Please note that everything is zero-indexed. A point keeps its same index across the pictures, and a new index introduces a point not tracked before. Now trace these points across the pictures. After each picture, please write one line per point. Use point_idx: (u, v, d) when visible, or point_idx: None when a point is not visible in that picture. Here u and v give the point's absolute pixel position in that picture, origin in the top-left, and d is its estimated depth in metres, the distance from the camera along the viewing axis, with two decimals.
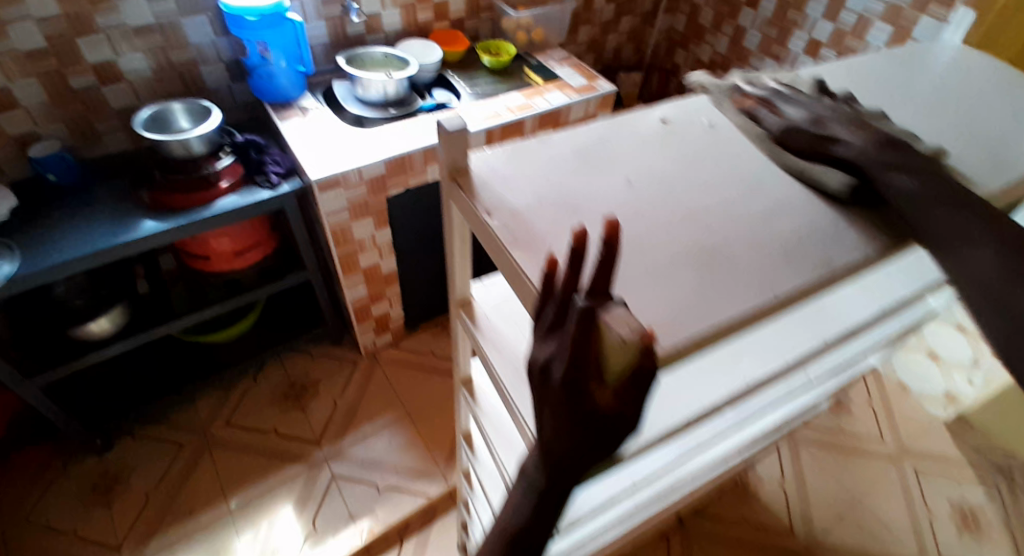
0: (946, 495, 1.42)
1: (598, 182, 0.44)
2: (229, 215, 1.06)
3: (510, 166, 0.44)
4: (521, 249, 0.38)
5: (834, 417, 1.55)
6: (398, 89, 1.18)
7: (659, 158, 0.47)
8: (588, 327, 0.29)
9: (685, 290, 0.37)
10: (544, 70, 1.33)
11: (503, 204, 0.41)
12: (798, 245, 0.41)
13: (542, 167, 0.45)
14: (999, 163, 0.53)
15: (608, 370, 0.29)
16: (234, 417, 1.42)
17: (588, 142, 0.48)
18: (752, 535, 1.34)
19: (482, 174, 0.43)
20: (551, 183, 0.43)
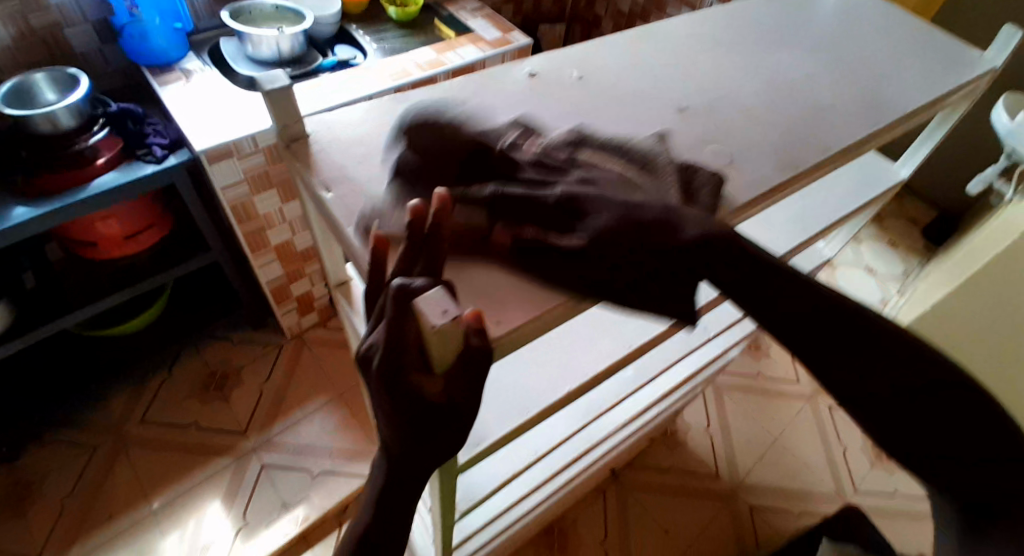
0: (860, 429, 1.52)
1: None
2: (111, 196, 0.96)
3: (354, 132, 0.40)
4: (358, 223, 0.34)
5: (757, 362, 1.62)
6: (293, 45, 1.09)
7: (524, 118, 0.44)
8: (405, 312, 0.26)
9: (539, 260, 0.34)
10: (455, 23, 1.27)
11: (346, 176, 0.37)
12: (665, 202, 0.39)
13: (392, 131, 0.41)
14: (873, 105, 0.53)
15: (434, 358, 0.26)
16: (150, 413, 1.33)
17: (447, 101, 0.44)
18: (681, 480, 1.40)
19: (322, 141, 0.39)
20: (401, 150, 0.39)
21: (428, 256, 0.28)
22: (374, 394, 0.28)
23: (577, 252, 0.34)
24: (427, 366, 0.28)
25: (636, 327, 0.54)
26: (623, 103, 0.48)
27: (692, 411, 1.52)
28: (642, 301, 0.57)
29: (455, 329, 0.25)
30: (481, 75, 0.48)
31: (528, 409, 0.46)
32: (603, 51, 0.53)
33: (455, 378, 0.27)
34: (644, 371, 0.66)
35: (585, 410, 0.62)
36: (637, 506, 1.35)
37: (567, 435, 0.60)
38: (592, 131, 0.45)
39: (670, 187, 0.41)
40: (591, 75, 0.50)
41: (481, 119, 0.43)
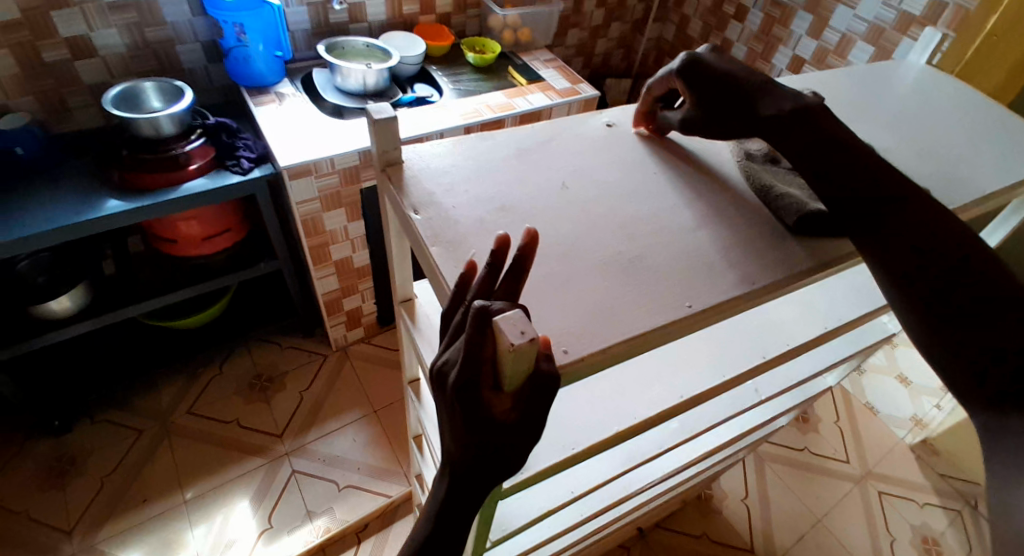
0: (910, 520, 1.41)
1: (533, 182, 0.43)
2: (196, 198, 1.04)
3: (442, 162, 0.43)
4: (442, 247, 0.36)
5: (801, 435, 1.55)
6: (378, 80, 1.18)
7: (600, 163, 0.46)
8: (482, 329, 0.27)
9: (602, 293, 0.35)
10: (528, 70, 1.33)
11: (432, 200, 0.39)
12: (738, 252, 0.40)
13: (477, 164, 0.43)
14: (952, 183, 0.52)
15: (506, 378, 0.27)
16: (196, 405, 1.39)
17: (528, 142, 0.46)
18: (712, 550, 1.33)
19: (413, 168, 0.42)
20: (486, 182, 0.42)
21: (510, 282, 0.30)
22: (441, 403, 0.30)
23: (643, 295, 0.35)
24: (496, 384, 0.29)
25: (688, 376, 0.53)
26: (695, 156, 0.49)
27: (730, 478, 1.45)
28: (695, 349, 0.57)
29: (530, 350, 0.26)
30: (563, 119, 0.51)
31: (576, 445, 0.46)
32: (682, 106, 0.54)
33: (523, 398, 0.29)
34: (690, 425, 0.65)
35: (624, 456, 0.62)
36: None
37: (605, 478, 0.59)
38: (663, 178, 0.46)
39: (740, 238, 0.41)
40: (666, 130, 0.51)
41: (558, 160, 0.45)
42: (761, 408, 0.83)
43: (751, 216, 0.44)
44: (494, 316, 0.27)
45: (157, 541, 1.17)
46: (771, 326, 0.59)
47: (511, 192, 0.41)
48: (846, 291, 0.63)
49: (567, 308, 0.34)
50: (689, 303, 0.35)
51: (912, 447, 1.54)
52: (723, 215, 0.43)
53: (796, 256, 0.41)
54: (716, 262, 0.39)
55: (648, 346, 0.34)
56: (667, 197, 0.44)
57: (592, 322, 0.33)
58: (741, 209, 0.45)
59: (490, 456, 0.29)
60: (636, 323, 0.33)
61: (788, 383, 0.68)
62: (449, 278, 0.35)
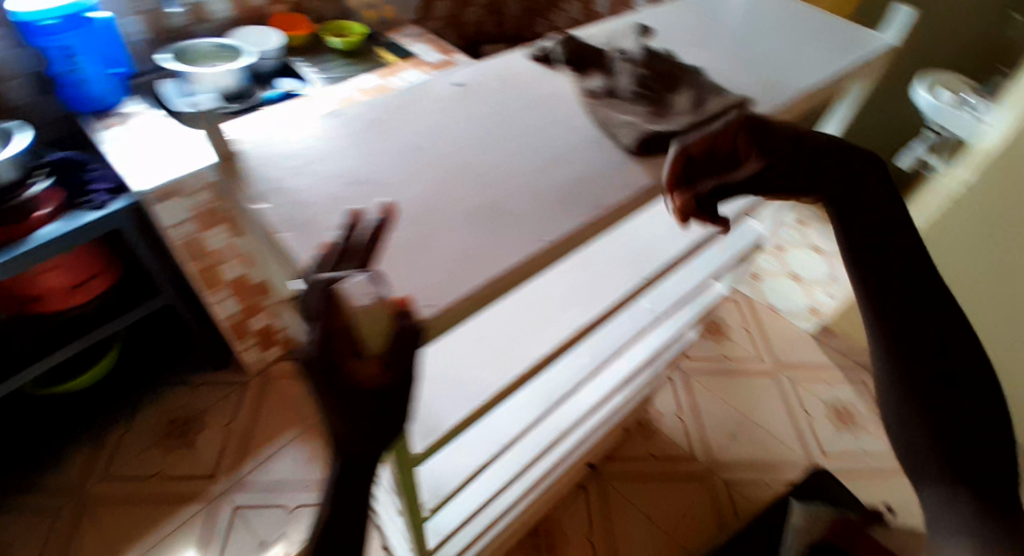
0: (823, 398, 1.59)
1: (382, 153, 0.42)
2: (56, 245, 0.93)
3: (283, 148, 0.41)
4: (293, 230, 0.35)
5: (719, 345, 1.69)
6: (231, 81, 1.09)
7: (450, 123, 0.46)
8: (329, 300, 0.28)
9: (460, 246, 0.36)
10: (396, 47, 1.31)
11: (277, 187, 0.38)
12: (584, 185, 0.42)
13: (321, 145, 0.42)
14: (773, 87, 0.58)
15: (366, 341, 0.28)
16: (112, 469, 1.28)
17: (376, 115, 0.46)
18: (661, 468, 1.43)
19: (253, 158, 0.40)
20: (332, 161, 0.41)
21: (355, 256, 0.30)
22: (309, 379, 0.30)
23: (500, 239, 0.36)
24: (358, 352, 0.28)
25: (580, 310, 0.56)
26: (543, 102, 0.50)
27: (664, 399, 1.56)
28: (586, 283, 0.60)
29: (381, 309, 0.28)
30: (410, 88, 0.50)
31: (482, 398, 0.48)
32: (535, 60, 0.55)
33: (388, 359, 0.28)
34: (598, 355, 0.69)
35: (544, 398, 0.64)
36: (617, 496, 1.38)
37: (528, 423, 0.62)
38: (511, 128, 0.47)
39: (585, 171, 0.43)
40: (516, 81, 0.52)
41: (405, 127, 0.45)
42: (665, 326, 0.89)
43: (597, 144, 0.46)
44: (338, 286, 0.29)
45: None
46: (643, 244, 0.64)
47: (359, 167, 0.41)
48: (711, 202, 0.69)
49: (427, 265, 0.34)
50: (545, 238, 0.37)
51: (813, 334, 1.73)
52: (573, 149, 0.45)
53: (644, 170, 0.44)
54: (570, 195, 0.41)
55: (510, 288, 0.35)
56: (515, 143, 0.45)
57: (452, 272, 0.34)
58: (586, 138, 0.46)
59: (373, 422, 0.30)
60: (493, 269, 0.34)
61: (680, 297, 0.74)
62: (304, 259, 0.34)
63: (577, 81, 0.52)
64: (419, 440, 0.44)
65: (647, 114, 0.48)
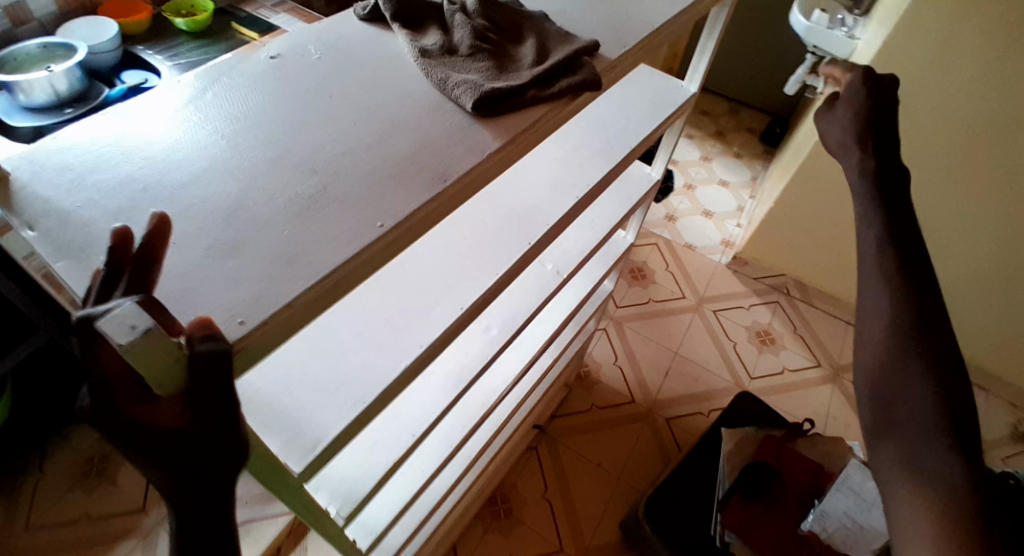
0: (743, 323, 1.69)
1: (185, 150, 0.38)
2: None
3: (60, 161, 0.36)
4: (71, 258, 0.31)
5: (645, 289, 1.73)
6: (70, 82, 0.97)
7: (267, 105, 0.42)
8: (95, 344, 0.26)
9: (281, 246, 0.33)
10: (256, 23, 1.19)
11: (53, 209, 0.33)
12: (421, 157, 0.39)
13: (110, 152, 0.37)
14: (623, 29, 0.56)
15: (157, 385, 0.27)
16: (27, 521, 1.17)
17: (179, 106, 0.41)
18: (604, 415, 1.48)
19: (20, 176, 0.35)
20: (124, 169, 0.36)
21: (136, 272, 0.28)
22: (114, 420, 0.28)
23: (327, 231, 0.34)
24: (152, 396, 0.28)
25: (464, 290, 0.55)
26: (375, 69, 0.46)
27: (599, 349, 1.59)
28: (470, 259, 0.58)
29: (151, 338, 0.25)
30: (215, 69, 0.45)
31: (366, 396, 0.46)
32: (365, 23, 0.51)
33: (184, 400, 0.28)
34: (505, 325, 0.67)
35: (450, 379, 0.63)
36: (566, 450, 1.42)
37: (438, 408, 0.61)
38: (338, 102, 0.43)
39: (423, 142, 0.40)
40: (341, 49, 0.48)
41: (214, 116, 0.40)
42: (576, 282, 0.89)
43: (436, 110, 0.43)
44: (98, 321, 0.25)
45: None
46: (531, 215, 0.63)
47: (156, 172, 0.36)
48: (589, 155, 0.68)
49: (238, 275, 0.31)
50: (379, 222, 0.35)
51: (728, 265, 1.81)
52: (407, 119, 0.42)
53: (487, 133, 0.42)
54: (403, 172, 0.38)
55: (344, 283, 0.33)
56: (342, 119, 0.41)
57: (270, 278, 0.31)
58: (425, 105, 0.43)
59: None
60: (318, 268, 0.32)
61: (578, 252, 0.74)
62: (75, 289, 0.30)
63: (412, 38, 0.48)
64: (298, 458, 0.42)
65: (485, 73, 0.45)
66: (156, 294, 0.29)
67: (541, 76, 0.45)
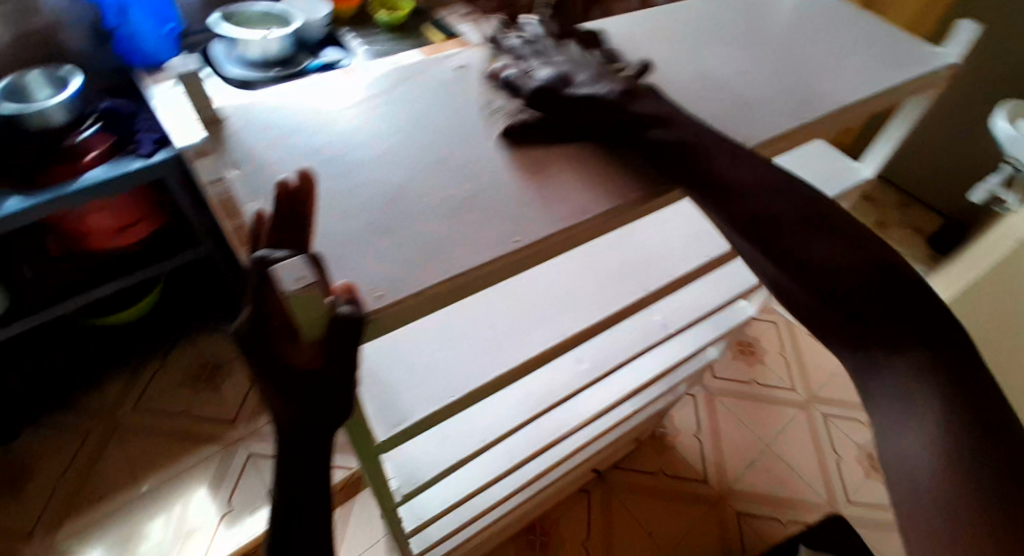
0: (854, 439, 1.50)
1: (365, 133, 0.45)
2: (100, 188, 0.98)
3: (271, 119, 0.46)
4: (259, 201, 0.39)
5: (750, 368, 1.61)
6: (279, 47, 1.12)
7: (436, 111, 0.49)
8: (265, 287, 0.28)
9: (424, 239, 0.36)
10: (443, 24, 1.29)
11: (255, 157, 0.43)
12: (555, 191, 0.43)
13: (308, 119, 0.46)
14: (801, 104, 0.55)
15: (302, 336, 0.28)
16: (143, 399, 1.37)
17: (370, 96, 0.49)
18: (670, 484, 1.39)
19: (239, 125, 0.45)
20: (312, 137, 0.45)
21: (292, 227, 0.31)
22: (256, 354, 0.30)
23: (466, 238, 0.36)
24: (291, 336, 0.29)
25: (573, 317, 0.55)
26: (541, 101, 0.51)
27: (683, 414, 1.50)
28: (587, 291, 0.58)
29: (313, 292, 0.27)
30: (413, 79, 0.53)
31: (458, 392, 0.47)
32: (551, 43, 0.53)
33: (322, 347, 0.29)
34: (600, 362, 0.66)
35: (533, 399, 0.63)
36: (620, 506, 1.35)
37: (515, 423, 0.60)
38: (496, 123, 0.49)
39: (559, 178, 0.44)
40: (520, 77, 0.53)
41: (392, 111, 0.48)
42: (681, 340, 0.85)
43: (578, 152, 0.47)
44: (269, 269, 0.28)
45: (119, 537, 1.17)
46: (655, 261, 0.62)
47: (347, 151, 0.43)
48: None
49: (379, 253, 0.35)
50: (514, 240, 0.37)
51: None
52: (559, 155, 0.47)
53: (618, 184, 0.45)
54: (547, 200, 0.41)
55: (472, 288, 0.35)
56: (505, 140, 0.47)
57: (408, 267, 0.34)
58: (572, 146, 0.48)
59: (303, 413, 0.30)
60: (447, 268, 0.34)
61: (694, 312, 0.71)
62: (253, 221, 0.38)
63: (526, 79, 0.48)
64: (385, 431, 0.44)
65: (648, 119, 0.47)
66: (313, 247, 0.35)
67: (696, 135, 0.47)
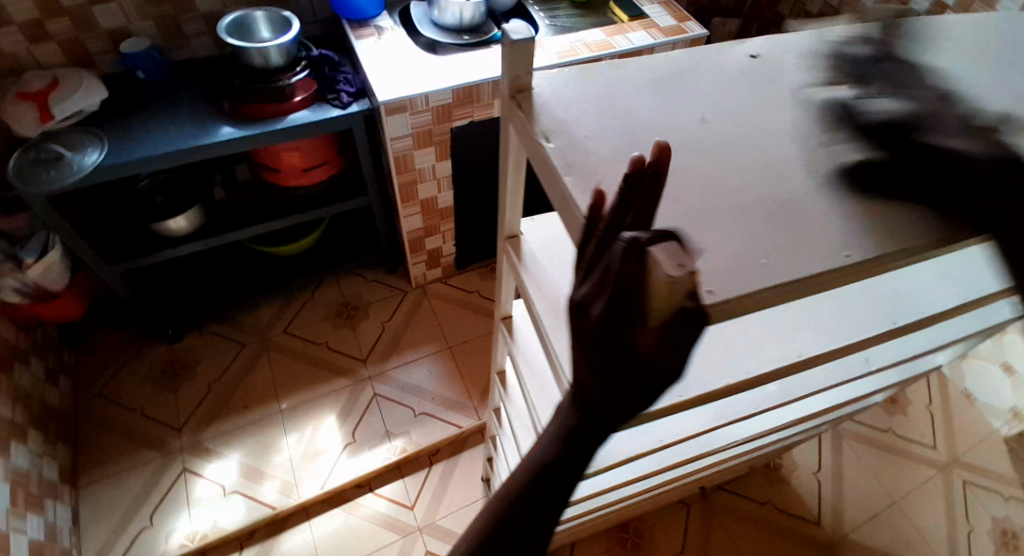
0: (992, 512, 1.34)
1: (669, 112, 0.43)
2: (300, 130, 1.08)
3: (572, 89, 0.43)
4: (575, 175, 0.37)
5: (886, 416, 1.47)
6: (474, 14, 1.15)
7: (738, 96, 0.44)
8: (635, 261, 0.28)
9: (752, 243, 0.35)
10: (630, 6, 1.25)
11: (563, 130, 0.40)
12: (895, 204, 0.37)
13: (609, 89, 0.44)
14: None
15: (654, 303, 0.28)
16: (291, 325, 1.50)
17: (666, 72, 0.45)
18: (776, 517, 1.32)
19: (543, 95, 0.43)
20: (615, 107, 0.42)
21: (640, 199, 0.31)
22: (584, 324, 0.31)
23: (791, 248, 0.35)
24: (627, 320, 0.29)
25: (807, 338, 0.51)
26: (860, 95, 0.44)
27: (804, 450, 1.42)
28: (819, 312, 0.53)
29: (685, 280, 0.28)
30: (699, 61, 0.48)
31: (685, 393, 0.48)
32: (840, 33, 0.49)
33: (668, 328, 0.28)
34: (787, 389, 0.63)
35: (715, 413, 0.61)
36: (719, 527, 1.31)
37: (698, 431, 0.60)
38: (810, 118, 0.43)
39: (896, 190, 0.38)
40: (827, 72, 0.46)
41: (693, 92, 0.44)
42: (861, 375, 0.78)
43: (913, 158, 0.40)
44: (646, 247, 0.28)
45: (259, 443, 1.31)
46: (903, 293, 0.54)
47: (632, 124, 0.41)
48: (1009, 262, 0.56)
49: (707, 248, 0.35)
50: (848, 253, 0.35)
51: (1007, 440, 1.44)
52: (884, 161, 0.40)
53: None
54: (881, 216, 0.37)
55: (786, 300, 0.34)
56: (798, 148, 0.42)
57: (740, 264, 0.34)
58: (903, 150, 0.41)
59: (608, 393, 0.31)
60: (775, 275, 0.34)
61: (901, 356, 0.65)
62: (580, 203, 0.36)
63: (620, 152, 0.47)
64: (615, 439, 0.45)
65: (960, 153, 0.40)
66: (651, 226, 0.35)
67: None
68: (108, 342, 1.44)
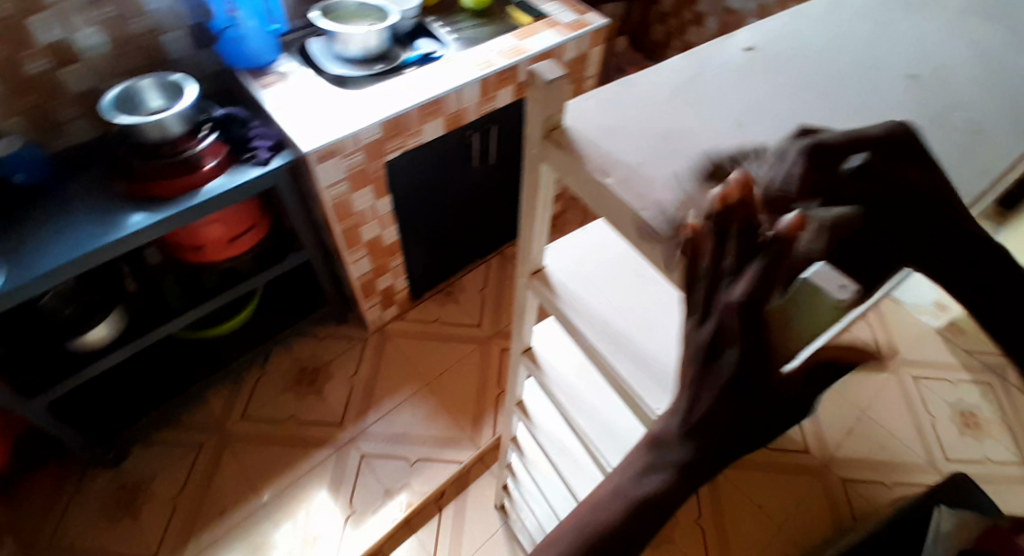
0: (945, 399, 1.50)
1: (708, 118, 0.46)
2: (221, 199, 0.97)
3: (605, 118, 0.45)
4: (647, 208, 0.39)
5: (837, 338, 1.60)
6: (380, 42, 1.10)
7: (759, 84, 0.50)
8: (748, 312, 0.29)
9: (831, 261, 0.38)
10: (529, 8, 1.26)
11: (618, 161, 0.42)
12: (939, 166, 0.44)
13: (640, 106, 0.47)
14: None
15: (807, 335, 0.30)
16: (249, 408, 1.37)
17: (691, 78, 0.50)
18: (772, 457, 1.40)
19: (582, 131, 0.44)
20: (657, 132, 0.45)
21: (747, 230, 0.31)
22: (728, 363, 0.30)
23: None
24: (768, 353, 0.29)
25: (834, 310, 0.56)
26: (859, 76, 0.52)
27: None
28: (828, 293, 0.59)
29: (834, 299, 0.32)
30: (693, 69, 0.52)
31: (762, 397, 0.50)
32: (807, 21, 0.57)
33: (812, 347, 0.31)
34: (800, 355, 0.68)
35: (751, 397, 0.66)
36: (728, 482, 1.36)
37: None
38: (827, 98, 0.49)
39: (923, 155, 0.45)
40: (818, 57, 0.53)
41: (721, 91, 0.49)
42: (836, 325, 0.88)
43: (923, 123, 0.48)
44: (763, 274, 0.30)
45: (248, 546, 1.18)
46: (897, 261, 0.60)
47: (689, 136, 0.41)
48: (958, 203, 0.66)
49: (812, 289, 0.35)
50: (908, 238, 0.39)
51: (938, 331, 1.61)
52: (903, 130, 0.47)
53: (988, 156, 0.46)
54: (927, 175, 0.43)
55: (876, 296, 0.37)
56: (847, 123, 0.47)
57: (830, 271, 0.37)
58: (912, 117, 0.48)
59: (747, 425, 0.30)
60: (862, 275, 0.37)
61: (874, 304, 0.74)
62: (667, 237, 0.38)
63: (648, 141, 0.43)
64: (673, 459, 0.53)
65: (962, 105, 0.50)
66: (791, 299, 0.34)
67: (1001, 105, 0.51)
68: (35, 486, 1.23)
